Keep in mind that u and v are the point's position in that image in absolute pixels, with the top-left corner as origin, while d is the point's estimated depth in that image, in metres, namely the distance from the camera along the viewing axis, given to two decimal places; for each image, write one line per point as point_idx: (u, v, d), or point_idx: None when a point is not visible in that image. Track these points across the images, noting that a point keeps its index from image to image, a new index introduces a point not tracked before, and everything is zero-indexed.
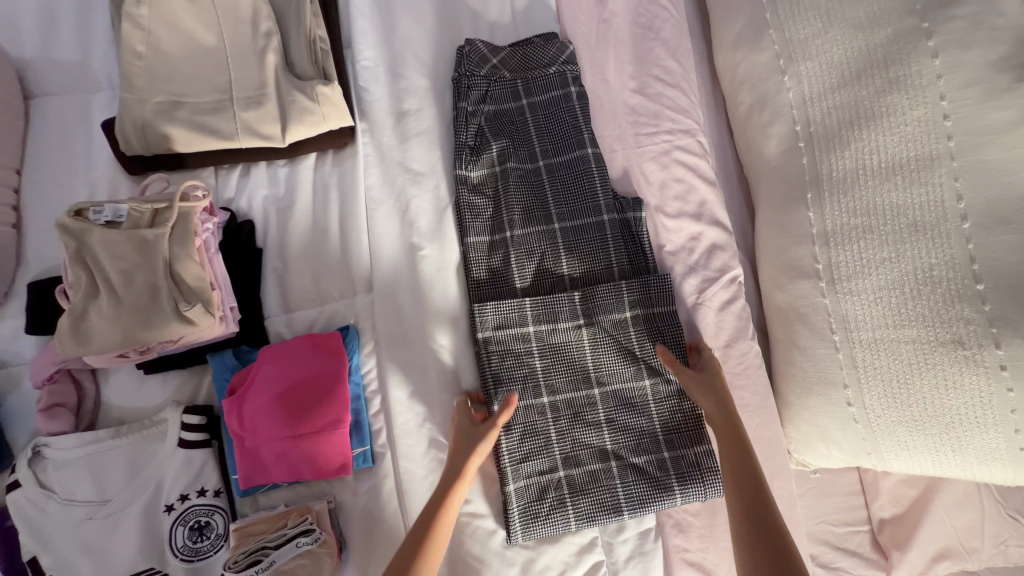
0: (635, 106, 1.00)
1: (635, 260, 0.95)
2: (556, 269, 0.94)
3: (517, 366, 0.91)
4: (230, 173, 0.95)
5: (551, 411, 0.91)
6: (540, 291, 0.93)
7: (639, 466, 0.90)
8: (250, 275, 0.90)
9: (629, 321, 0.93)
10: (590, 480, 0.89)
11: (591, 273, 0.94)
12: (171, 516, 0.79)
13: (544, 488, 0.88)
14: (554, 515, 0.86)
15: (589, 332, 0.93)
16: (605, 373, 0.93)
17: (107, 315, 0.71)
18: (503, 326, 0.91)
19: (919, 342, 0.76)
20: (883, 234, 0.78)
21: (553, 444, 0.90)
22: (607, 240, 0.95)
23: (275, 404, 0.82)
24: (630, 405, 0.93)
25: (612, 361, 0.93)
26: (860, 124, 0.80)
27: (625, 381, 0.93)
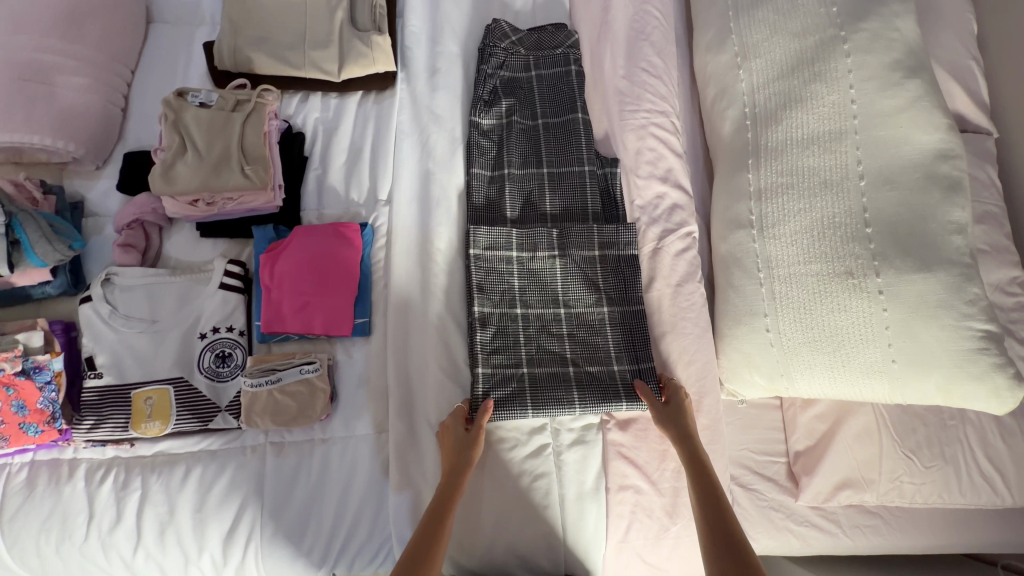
0: (622, 89, 1.22)
1: (609, 210, 1.17)
2: (542, 209, 1.14)
3: (499, 280, 1.09)
4: (292, 98, 1.19)
5: (522, 318, 1.08)
6: (527, 223, 1.14)
7: (590, 374, 1.06)
8: (296, 174, 1.12)
9: (597, 259, 1.11)
10: (550, 378, 1.04)
11: (569, 212, 1.14)
12: (203, 342, 0.98)
13: (508, 380, 1.03)
14: (514, 402, 1.01)
15: (562, 262, 1.10)
16: (570, 297, 1.10)
17: (190, 167, 0.93)
18: (494, 246, 1.09)
19: (822, 274, 0.93)
20: (802, 190, 0.97)
21: (521, 344, 1.06)
22: (586, 188, 1.14)
23: (300, 266, 1.02)
24: (589, 325, 1.09)
25: (578, 287, 1.10)
26: (790, 106, 1.01)
27: (588, 305, 1.10)
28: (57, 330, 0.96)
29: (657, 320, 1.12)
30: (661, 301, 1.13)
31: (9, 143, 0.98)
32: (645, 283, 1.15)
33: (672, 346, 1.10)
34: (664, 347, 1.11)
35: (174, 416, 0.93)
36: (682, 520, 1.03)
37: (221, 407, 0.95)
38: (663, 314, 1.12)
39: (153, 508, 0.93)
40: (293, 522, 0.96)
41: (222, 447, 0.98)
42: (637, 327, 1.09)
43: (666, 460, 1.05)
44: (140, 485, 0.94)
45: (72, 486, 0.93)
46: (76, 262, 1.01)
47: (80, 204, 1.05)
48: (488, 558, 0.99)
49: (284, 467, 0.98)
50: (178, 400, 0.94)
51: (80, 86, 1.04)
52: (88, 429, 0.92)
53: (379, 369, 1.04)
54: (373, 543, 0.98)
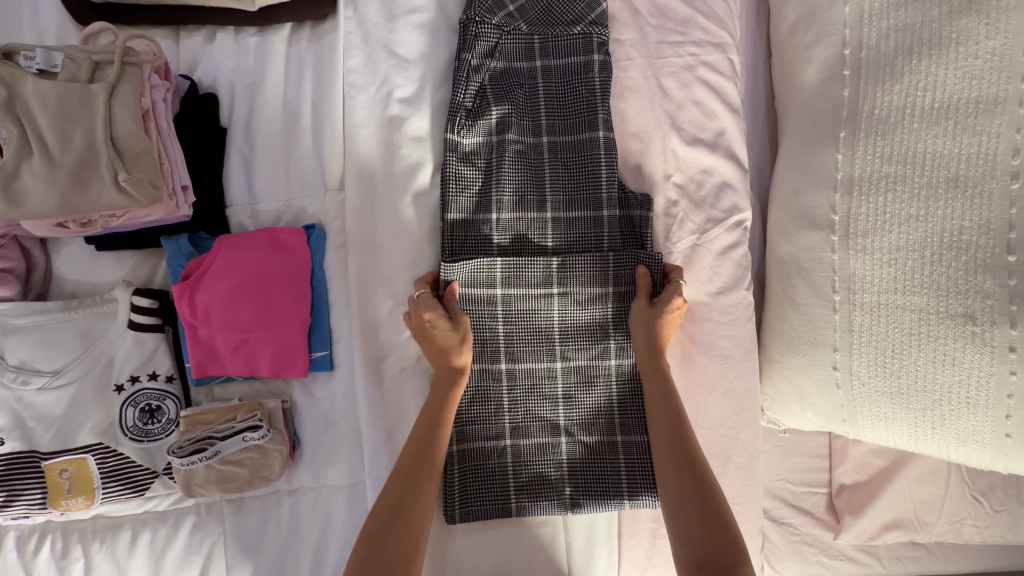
0: (662, 8, 0.88)
1: (632, 245, 0.88)
2: (540, 240, 0.87)
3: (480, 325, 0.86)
4: (193, 37, 0.84)
5: (509, 383, 0.87)
6: (516, 252, 0.86)
7: (588, 444, 0.88)
8: (208, 159, 0.82)
9: (607, 294, 0.87)
10: (538, 451, 0.87)
11: (574, 240, 0.87)
12: (121, 398, 0.78)
13: (488, 455, 0.86)
14: (493, 490, 0.86)
15: (560, 302, 0.86)
16: (568, 344, 0.87)
17: (39, 177, 0.64)
18: (476, 285, 0.84)
19: (926, 312, 0.69)
20: (916, 188, 0.69)
21: (504, 414, 0.87)
22: (603, 235, 0.87)
23: (227, 296, 0.78)
24: (593, 382, 0.88)
25: (579, 331, 0.87)
26: (920, 52, 0.68)
27: (590, 358, 0.87)
28: None
29: (692, 337, 0.89)
30: (696, 315, 0.89)
31: None
32: None
33: (706, 373, 0.88)
34: (699, 373, 0.89)
35: (100, 488, 0.76)
36: None
37: (157, 472, 0.79)
38: (697, 332, 0.89)
39: None
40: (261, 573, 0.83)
41: (171, 507, 0.83)
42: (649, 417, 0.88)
43: None
44: (82, 554, 0.82)
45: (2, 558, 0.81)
46: None
47: None
48: None
49: (244, 527, 0.84)
50: (102, 470, 0.77)
51: None
52: None
53: (347, 411, 0.85)
54: None
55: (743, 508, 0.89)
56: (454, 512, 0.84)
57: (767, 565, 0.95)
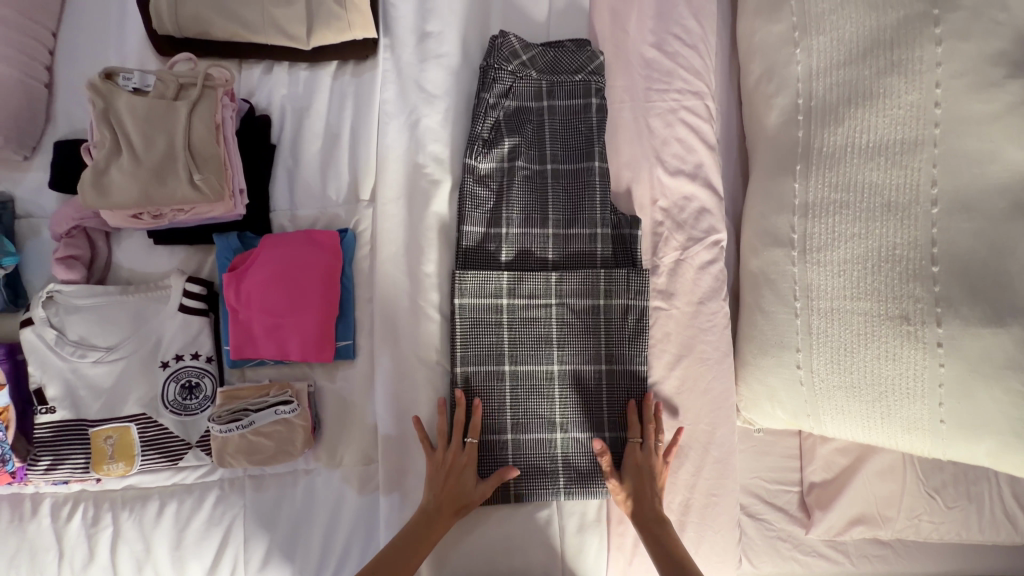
0: (651, 61, 1.03)
1: (622, 262, 1.01)
2: (542, 254, 1.00)
3: (486, 334, 0.97)
4: (252, 68, 0.99)
5: (511, 379, 0.97)
6: (520, 267, 0.99)
7: (580, 440, 0.97)
8: (259, 169, 0.95)
9: (600, 306, 0.99)
10: (536, 445, 0.96)
11: (572, 258, 1.00)
12: (166, 373, 0.87)
13: (491, 445, 0.96)
14: (493, 472, 0.95)
15: (558, 311, 0.99)
16: (563, 354, 0.99)
17: (125, 174, 0.76)
18: (486, 295, 0.97)
19: (871, 315, 0.81)
20: (858, 211, 0.82)
21: (507, 407, 0.97)
22: (596, 252, 1.00)
23: (268, 289, 0.88)
24: (586, 387, 0.99)
25: (575, 339, 0.99)
26: (857, 103, 0.83)
27: (582, 362, 0.99)
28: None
29: (674, 340, 1.01)
30: (679, 320, 1.01)
31: None
32: (661, 296, 1.02)
33: (688, 371, 0.99)
34: (681, 373, 1.00)
35: (139, 454, 0.84)
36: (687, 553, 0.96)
37: (191, 444, 0.87)
38: (681, 335, 1.00)
39: (127, 546, 0.87)
40: (277, 550, 0.90)
41: (197, 480, 0.90)
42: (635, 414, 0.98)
43: (673, 494, 0.98)
44: (111, 521, 0.88)
45: (38, 523, 0.87)
46: (14, 276, 0.88)
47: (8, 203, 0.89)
48: None
49: (264, 503, 0.91)
50: (142, 439, 0.85)
51: None
52: (45, 471, 0.83)
53: (364, 392, 0.95)
54: None
55: (722, 500, 0.97)
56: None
57: (745, 559, 1.02)
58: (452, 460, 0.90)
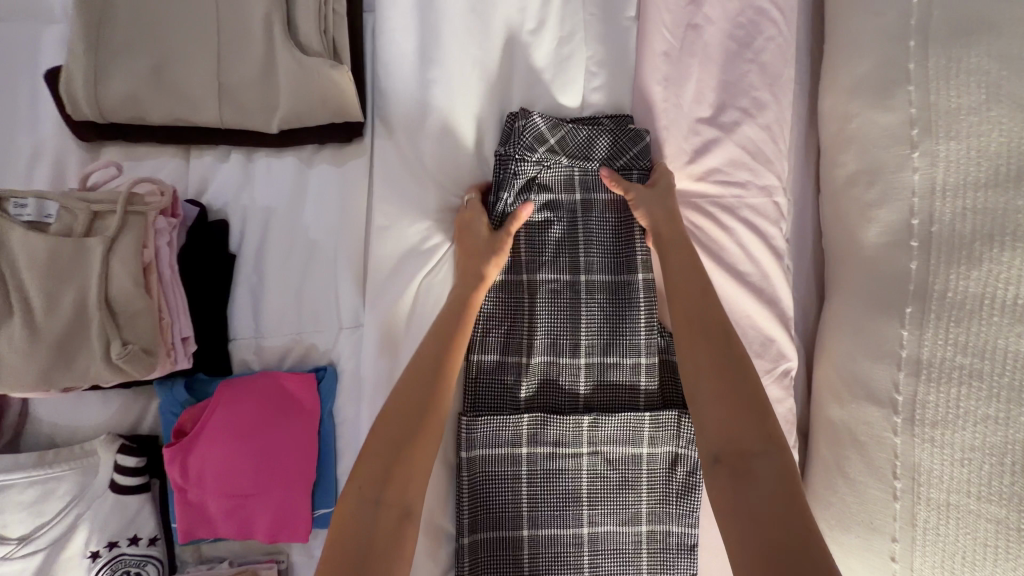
0: (713, 144, 0.81)
1: (670, 397, 0.81)
2: (571, 388, 0.80)
3: (502, 492, 0.78)
4: (205, 155, 0.77)
5: (531, 547, 0.79)
6: (543, 406, 0.80)
7: None
8: (214, 292, 0.75)
9: (642, 456, 0.80)
10: None
11: (608, 396, 0.80)
12: (95, 565, 0.68)
13: None
14: None
15: (589, 462, 0.79)
16: (595, 513, 0.80)
17: (16, 349, 0.56)
18: (500, 444, 0.78)
19: (1005, 525, 0.62)
20: (995, 386, 0.63)
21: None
22: (638, 387, 0.80)
23: (224, 459, 0.69)
24: (624, 555, 0.80)
25: (610, 495, 0.80)
26: (1001, 242, 0.63)
27: (619, 524, 0.80)
28: None
29: None
30: None
31: None
32: None
33: None
34: None
35: None
36: None
37: None
38: None
39: None
40: None
41: None
42: None
43: None
44: None
45: None
46: None
47: None
48: None
49: None
50: None
51: None
52: None
53: None
54: None
55: None
56: None
57: None
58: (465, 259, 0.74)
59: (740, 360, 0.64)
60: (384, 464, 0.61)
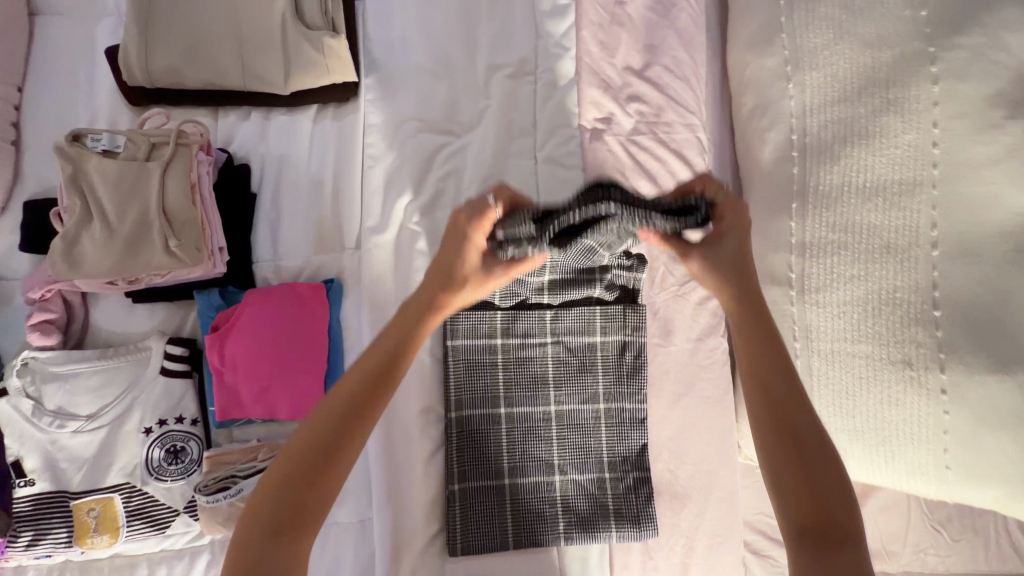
0: (640, 93, 0.99)
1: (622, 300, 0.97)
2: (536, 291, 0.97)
3: (481, 376, 0.94)
4: (230, 114, 0.95)
5: (507, 421, 0.94)
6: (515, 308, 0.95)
7: (580, 481, 0.95)
8: (241, 221, 0.92)
9: (597, 345, 0.97)
10: (533, 490, 0.94)
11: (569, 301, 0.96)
12: (149, 439, 0.84)
13: (487, 491, 0.92)
14: (490, 520, 0.91)
15: (553, 349, 0.96)
16: (560, 393, 0.96)
17: (98, 242, 0.73)
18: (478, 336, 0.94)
19: (872, 358, 0.79)
20: (857, 252, 0.80)
21: (503, 452, 0.93)
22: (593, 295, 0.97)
23: (252, 348, 0.85)
24: (587, 428, 0.96)
25: (573, 377, 0.96)
26: (854, 142, 0.81)
27: (581, 402, 0.96)
28: None
29: (672, 378, 0.99)
30: (678, 358, 0.99)
31: None
32: (658, 334, 1.00)
33: (687, 410, 0.99)
34: (681, 412, 0.98)
35: (125, 526, 0.81)
36: None
37: (178, 511, 0.84)
38: (679, 373, 0.99)
39: None
40: None
41: (188, 544, 0.88)
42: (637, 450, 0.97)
43: (675, 535, 0.97)
44: None
45: None
46: None
47: None
48: None
49: None
50: (127, 509, 0.82)
51: None
52: (26, 547, 0.80)
53: None
54: None
55: (725, 539, 0.97)
56: (455, 546, 0.90)
57: None
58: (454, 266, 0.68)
59: (786, 365, 0.65)
60: (320, 441, 0.61)
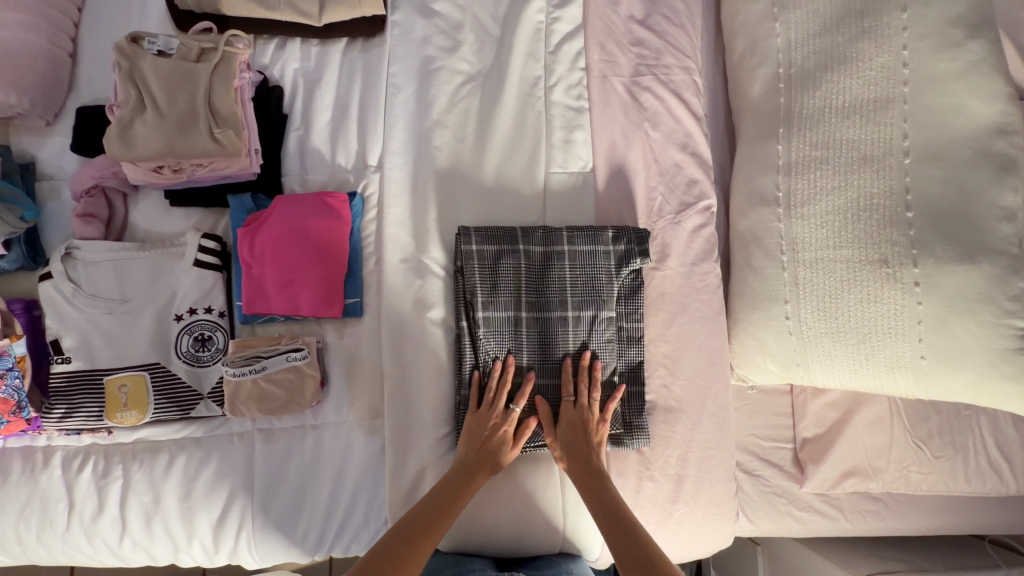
0: (640, 38, 1.09)
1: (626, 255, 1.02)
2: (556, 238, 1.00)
3: (502, 290, 0.95)
4: (267, 44, 1.04)
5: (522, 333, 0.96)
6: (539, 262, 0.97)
7: None
8: (273, 136, 1.00)
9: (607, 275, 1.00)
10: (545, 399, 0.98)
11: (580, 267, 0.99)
12: (179, 325, 0.90)
13: None
14: None
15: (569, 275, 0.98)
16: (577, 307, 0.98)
17: (150, 127, 0.82)
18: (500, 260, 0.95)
19: (852, 261, 0.86)
20: (837, 165, 0.88)
21: (523, 353, 0.96)
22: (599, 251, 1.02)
23: (280, 245, 0.91)
24: (603, 344, 0.99)
25: (587, 296, 0.98)
26: (833, 68, 0.90)
27: (594, 319, 0.98)
28: (17, 311, 0.88)
29: (670, 300, 1.04)
30: (674, 281, 1.05)
31: None
32: (656, 258, 1.07)
33: (684, 330, 1.03)
34: (677, 330, 1.03)
35: (152, 403, 0.87)
36: (686, 505, 0.99)
37: (203, 394, 0.90)
38: (674, 294, 1.05)
39: (137, 497, 0.89)
40: (285, 505, 0.92)
41: (206, 434, 0.92)
42: (636, 366, 1.01)
43: (670, 448, 1.00)
44: (121, 474, 0.89)
45: (49, 475, 0.88)
46: (32, 233, 0.91)
47: (30, 165, 0.93)
48: (485, 546, 0.96)
49: (273, 454, 0.92)
50: (155, 387, 0.87)
51: (15, 24, 0.90)
52: (59, 419, 0.86)
53: (371, 349, 0.97)
54: (369, 528, 0.93)
55: (718, 453, 1.01)
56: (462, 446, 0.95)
57: (743, 515, 1.05)
58: (495, 422, 0.92)
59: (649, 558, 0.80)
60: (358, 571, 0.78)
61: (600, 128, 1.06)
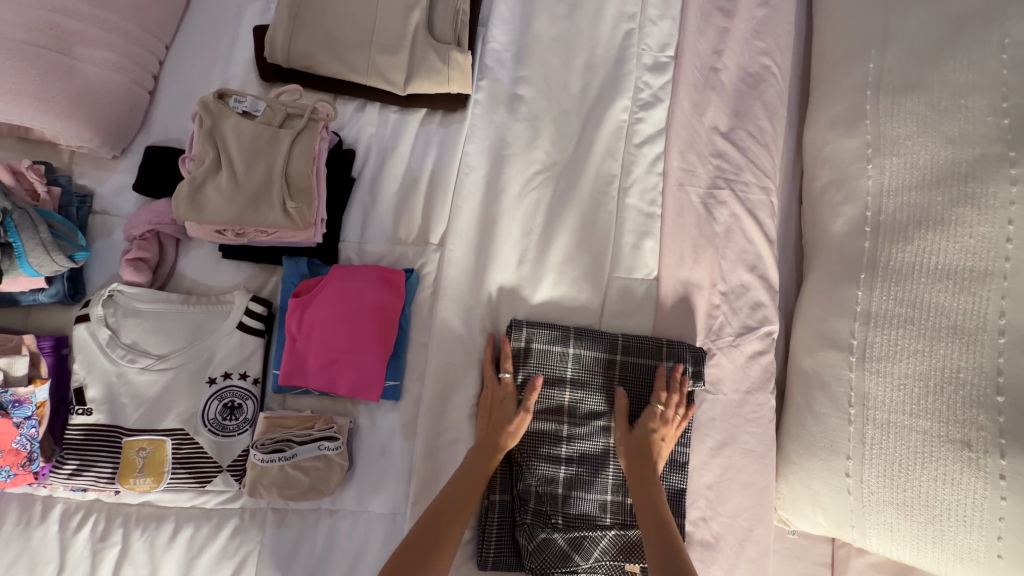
0: (722, 151, 1.06)
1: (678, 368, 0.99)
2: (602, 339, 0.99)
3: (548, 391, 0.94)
4: (347, 105, 1.03)
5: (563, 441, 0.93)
6: (587, 365, 0.95)
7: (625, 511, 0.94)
8: (337, 202, 0.97)
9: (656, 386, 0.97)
10: (578, 515, 0.92)
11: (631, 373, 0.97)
12: (211, 389, 0.85)
13: (528, 508, 0.91)
14: (527, 540, 0.89)
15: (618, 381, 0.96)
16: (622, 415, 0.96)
17: (221, 191, 0.79)
18: (546, 358, 0.94)
19: (929, 434, 0.81)
20: (923, 328, 0.84)
21: (563, 462, 0.93)
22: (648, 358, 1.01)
23: (329, 318, 0.87)
24: None
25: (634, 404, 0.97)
26: (928, 226, 0.86)
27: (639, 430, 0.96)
28: (44, 349, 0.84)
29: (719, 427, 0.99)
30: (725, 408, 1.00)
31: (24, 123, 0.85)
32: (709, 381, 1.02)
33: (731, 463, 0.97)
34: (723, 462, 0.98)
35: (169, 471, 0.82)
36: None
37: (222, 467, 0.84)
38: (724, 422, 0.99)
39: (132, 569, 0.82)
40: None
41: (218, 506, 0.86)
42: (675, 496, 0.96)
43: None
44: (120, 539, 0.83)
45: (44, 530, 0.82)
46: (76, 269, 0.88)
47: (88, 198, 0.91)
48: None
49: (284, 539, 0.85)
50: (175, 454, 0.83)
51: (102, 62, 0.90)
52: (68, 476, 0.80)
53: (402, 439, 0.91)
54: None
55: None
56: (486, 559, 0.89)
57: None
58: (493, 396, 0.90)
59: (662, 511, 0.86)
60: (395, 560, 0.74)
61: (671, 238, 1.03)
